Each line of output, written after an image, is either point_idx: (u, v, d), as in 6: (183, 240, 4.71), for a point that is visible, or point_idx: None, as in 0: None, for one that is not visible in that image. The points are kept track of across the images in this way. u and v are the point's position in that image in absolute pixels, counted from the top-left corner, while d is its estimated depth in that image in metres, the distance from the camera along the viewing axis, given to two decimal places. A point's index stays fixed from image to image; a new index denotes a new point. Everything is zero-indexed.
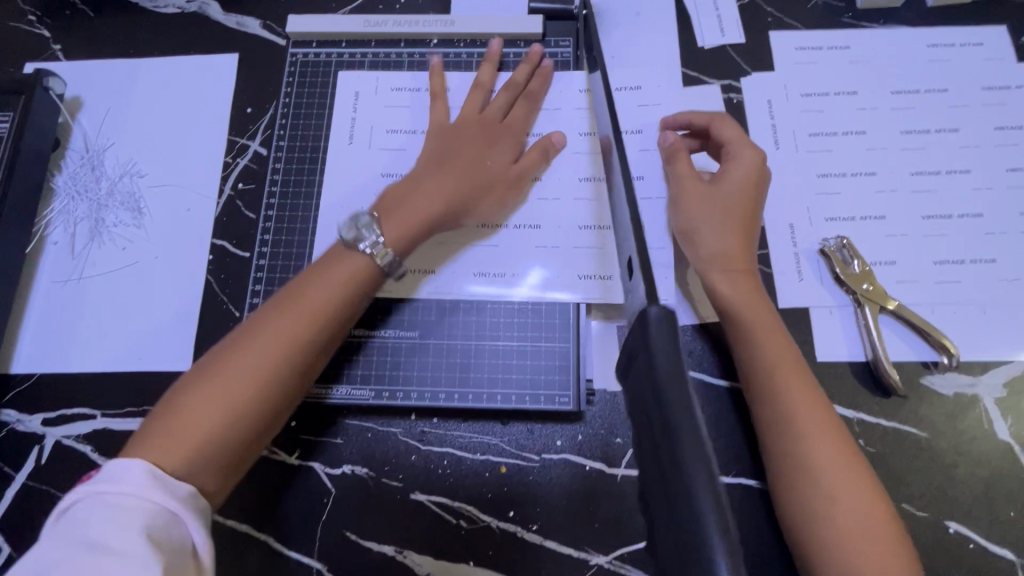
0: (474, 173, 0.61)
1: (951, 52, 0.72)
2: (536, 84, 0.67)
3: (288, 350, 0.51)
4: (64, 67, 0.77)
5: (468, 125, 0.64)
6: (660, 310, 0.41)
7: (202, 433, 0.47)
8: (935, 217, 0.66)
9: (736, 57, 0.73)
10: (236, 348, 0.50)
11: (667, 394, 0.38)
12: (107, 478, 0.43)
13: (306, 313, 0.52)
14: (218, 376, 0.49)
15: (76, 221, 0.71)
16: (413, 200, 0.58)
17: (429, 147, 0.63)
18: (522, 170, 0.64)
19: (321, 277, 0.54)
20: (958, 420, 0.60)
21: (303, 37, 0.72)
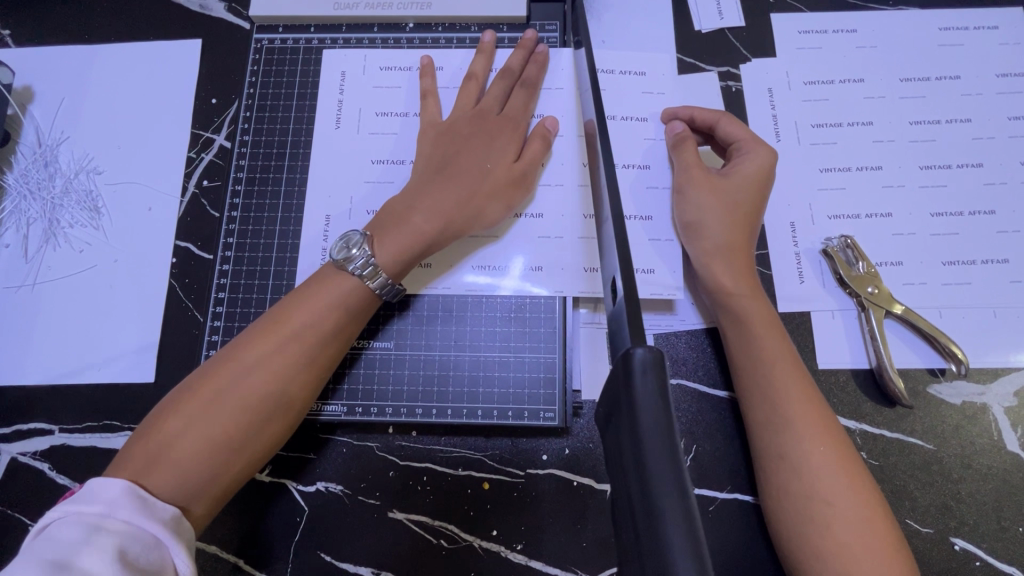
0: (475, 179, 0.56)
1: (964, 36, 0.67)
2: (533, 72, 0.62)
3: (275, 378, 0.48)
4: (13, 54, 0.72)
5: (463, 126, 0.59)
6: (649, 352, 0.33)
7: (186, 466, 0.45)
8: (944, 214, 0.62)
9: (735, 42, 0.68)
10: (220, 375, 0.47)
11: (650, 445, 0.31)
12: (91, 500, 0.42)
13: (292, 339, 0.49)
14: (200, 405, 0.46)
15: (28, 222, 0.66)
16: (412, 213, 0.54)
17: (423, 154, 0.59)
18: (527, 167, 0.58)
19: (307, 298, 0.51)
20: (966, 430, 0.57)
21: (269, 21, 0.67)
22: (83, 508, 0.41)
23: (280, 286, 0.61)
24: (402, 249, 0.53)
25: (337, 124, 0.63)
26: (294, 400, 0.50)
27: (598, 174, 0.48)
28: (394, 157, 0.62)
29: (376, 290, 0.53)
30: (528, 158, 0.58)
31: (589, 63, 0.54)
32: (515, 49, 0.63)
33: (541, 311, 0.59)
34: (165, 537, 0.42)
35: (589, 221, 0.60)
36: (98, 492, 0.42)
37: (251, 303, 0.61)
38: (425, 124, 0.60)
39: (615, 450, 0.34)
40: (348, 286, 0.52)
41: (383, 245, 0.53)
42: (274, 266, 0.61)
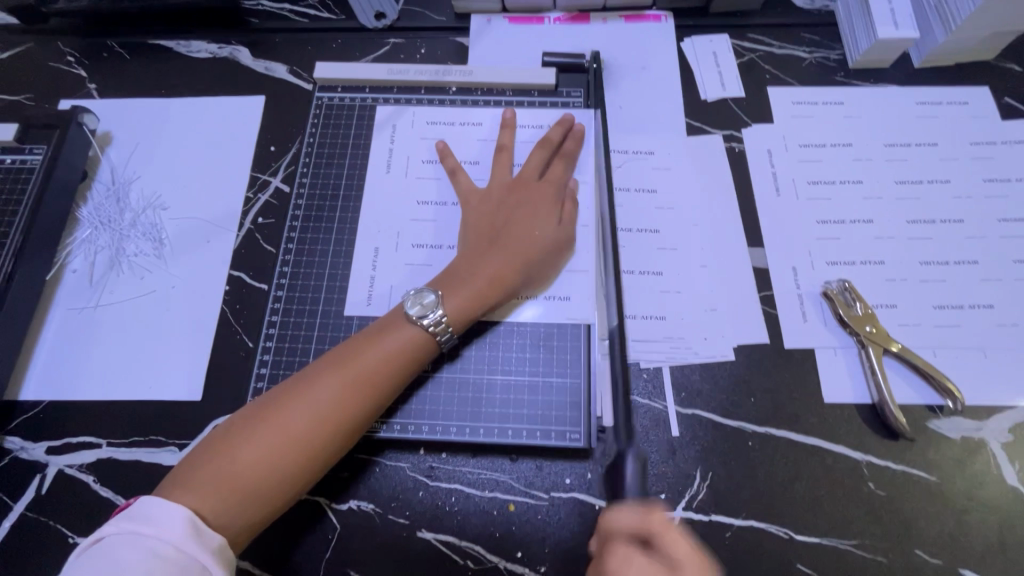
0: (528, 247, 0.62)
1: (939, 109, 0.77)
2: (571, 146, 0.70)
3: (339, 414, 0.53)
4: (98, 104, 0.81)
5: (504, 195, 0.66)
6: None
7: (242, 490, 0.48)
8: (932, 263, 0.68)
9: (737, 110, 0.77)
10: (292, 407, 0.52)
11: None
12: (145, 518, 0.44)
13: (360, 378, 0.54)
14: (270, 430, 0.50)
15: (96, 251, 0.73)
16: (471, 275, 0.60)
17: (471, 223, 0.65)
18: (569, 229, 0.65)
19: (380, 338, 0.57)
20: (967, 463, 0.60)
21: (330, 82, 0.76)
22: (137, 528, 0.44)
23: (328, 311, 0.66)
24: (466, 307, 0.59)
25: (388, 169, 0.71)
26: (346, 439, 0.54)
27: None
28: (437, 199, 0.69)
29: (441, 341, 0.58)
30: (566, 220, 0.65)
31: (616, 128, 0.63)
32: (554, 125, 0.71)
33: (567, 339, 0.64)
34: (209, 563, 0.44)
35: None
36: (161, 506, 0.45)
37: (301, 326, 0.66)
38: (465, 196, 0.67)
39: None
40: (411, 333, 0.57)
41: (450, 301, 0.59)
42: (324, 293, 0.67)
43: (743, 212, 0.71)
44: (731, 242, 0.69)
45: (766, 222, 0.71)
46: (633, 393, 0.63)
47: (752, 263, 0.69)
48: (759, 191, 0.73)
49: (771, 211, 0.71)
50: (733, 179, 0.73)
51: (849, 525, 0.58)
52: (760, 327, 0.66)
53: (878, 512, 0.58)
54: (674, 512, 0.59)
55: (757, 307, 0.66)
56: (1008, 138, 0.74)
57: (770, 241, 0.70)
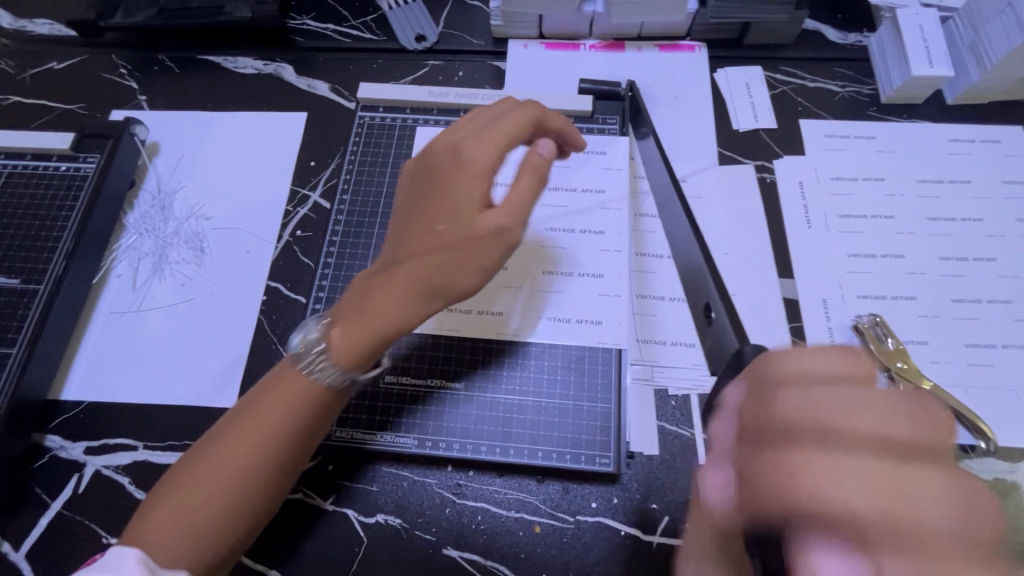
0: (417, 242, 0.53)
1: (972, 147, 0.77)
2: (536, 129, 0.68)
3: (256, 465, 0.48)
4: (147, 115, 0.84)
5: (425, 180, 0.56)
6: (754, 349, 0.48)
7: (195, 545, 0.45)
8: (964, 301, 0.68)
9: (769, 141, 0.78)
10: (202, 472, 0.47)
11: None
12: (108, 562, 0.43)
13: (265, 428, 0.48)
14: (184, 501, 0.46)
15: (140, 257, 0.75)
16: (372, 285, 0.51)
17: (397, 220, 0.56)
18: (518, 195, 0.54)
19: (274, 388, 0.50)
20: (999, 506, 0.59)
21: (372, 102, 0.78)
22: (102, 574, 0.42)
23: None
24: (394, 294, 0.51)
25: None
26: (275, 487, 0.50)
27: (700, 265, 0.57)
28: None
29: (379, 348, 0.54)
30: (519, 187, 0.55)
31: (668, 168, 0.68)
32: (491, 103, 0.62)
33: (599, 364, 0.65)
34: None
35: (642, 300, 0.68)
36: (117, 555, 0.43)
37: None
38: (404, 184, 0.59)
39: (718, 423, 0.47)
40: (301, 375, 0.50)
41: (376, 291, 0.51)
42: None
43: (774, 243, 0.72)
44: (761, 272, 0.70)
45: (796, 253, 0.71)
46: (662, 420, 0.64)
47: (782, 294, 0.69)
48: (790, 223, 0.73)
49: (802, 242, 0.72)
50: (764, 209, 0.74)
51: None
52: None
53: None
54: None
55: (787, 339, 0.67)
56: None
57: (801, 273, 0.70)
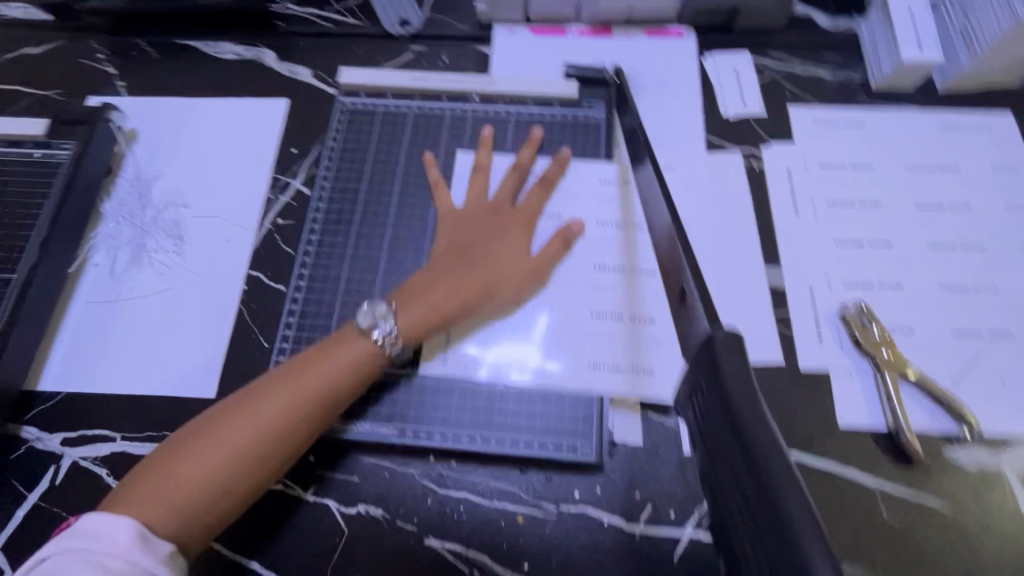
0: (490, 268, 0.63)
1: (962, 134, 0.76)
2: (553, 172, 0.70)
3: (283, 428, 0.53)
4: (125, 101, 0.82)
5: (478, 218, 0.67)
6: (728, 333, 0.40)
7: (204, 495, 0.50)
8: (951, 289, 0.67)
9: (758, 128, 0.77)
10: (233, 425, 0.52)
11: (749, 429, 0.34)
12: (87, 532, 0.45)
13: (306, 393, 0.54)
14: (216, 447, 0.51)
15: (118, 246, 0.74)
16: (427, 291, 0.61)
17: (444, 239, 0.66)
18: (540, 264, 0.65)
19: (325, 356, 0.57)
20: (982, 494, 0.59)
21: (353, 88, 0.77)
22: (77, 544, 0.45)
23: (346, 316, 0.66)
24: (418, 322, 0.60)
25: (407, 179, 0.72)
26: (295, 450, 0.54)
27: (671, 247, 0.54)
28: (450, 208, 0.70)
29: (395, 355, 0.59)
30: (546, 253, 0.66)
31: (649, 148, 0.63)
32: (524, 146, 0.72)
33: (582, 353, 0.64)
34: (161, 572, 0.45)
35: (628, 287, 0.66)
36: (116, 522, 0.46)
37: (316, 330, 0.66)
38: (443, 211, 0.68)
39: (718, 443, 0.36)
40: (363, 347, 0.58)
41: (404, 315, 0.60)
42: (341, 298, 0.67)
43: (761, 231, 0.71)
44: (748, 260, 0.69)
45: (783, 241, 0.71)
46: (647, 409, 0.63)
47: (769, 282, 0.69)
48: (777, 210, 0.72)
49: (789, 230, 0.71)
50: (752, 197, 0.73)
51: (860, 552, 0.57)
52: (776, 347, 0.65)
53: (890, 539, 0.58)
54: (683, 531, 0.58)
55: (773, 327, 0.66)
56: None
57: (787, 261, 0.70)
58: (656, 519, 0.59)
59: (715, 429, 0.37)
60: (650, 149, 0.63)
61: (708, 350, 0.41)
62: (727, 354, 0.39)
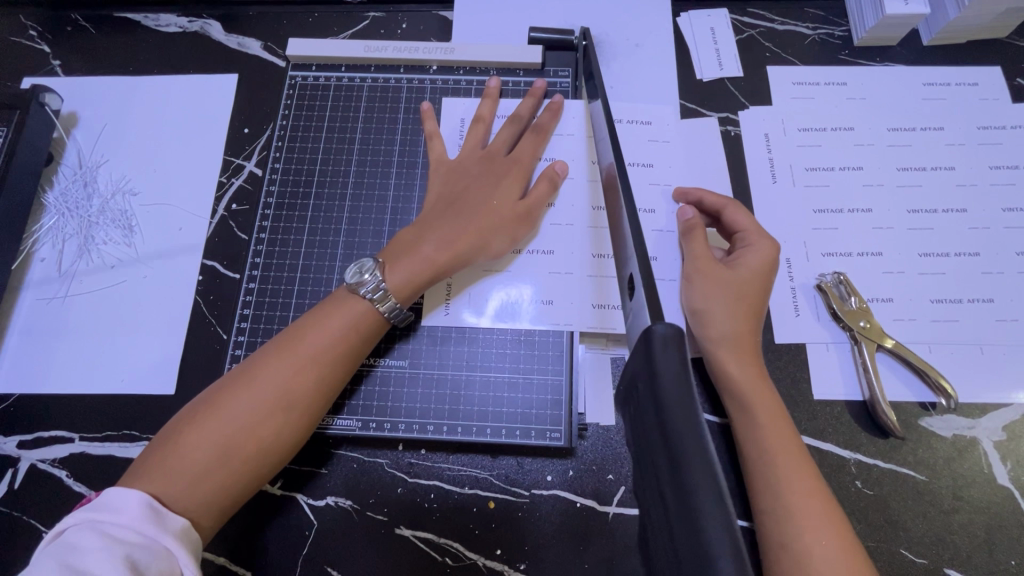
0: (482, 213, 0.59)
1: (947, 91, 0.73)
2: (545, 119, 0.65)
3: (279, 398, 0.50)
4: (62, 82, 0.77)
5: (471, 165, 0.62)
6: (669, 328, 0.35)
7: (200, 475, 0.46)
8: (931, 254, 0.65)
9: (734, 91, 0.73)
10: (221, 400, 0.49)
11: (682, 450, 0.31)
12: (105, 507, 0.43)
13: (299, 358, 0.51)
14: (207, 426, 0.48)
15: (65, 238, 0.70)
16: (419, 246, 0.57)
17: (434, 189, 0.62)
18: (531, 206, 0.61)
19: (318, 321, 0.53)
20: (957, 463, 0.59)
21: (303, 60, 0.72)
22: (97, 516, 0.42)
23: (303, 304, 0.64)
24: (409, 279, 0.56)
25: (363, 156, 0.68)
26: (294, 423, 0.51)
27: (618, 217, 0.48)
28: (410, 186, 0.67)
29: (387, 314, 0.55)
30: (533, 199, 0.61)
31: (604, 109, 0.55)
32: (526, 97, 0.67)
33: (550, 335, 0.62)
34: (175, 547, 0.42)
35: (598, 261, 0.63)
36: (119, 497, 0.43)
37: (273, 320, 0.63)
38: (435, 162, 0.64)
39: (642, 434, 0.34)
40: (356, 307, 0.54)
41: (393, 272, 0.56)
42: (298, 285, 0.64)
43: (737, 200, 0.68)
44: None
45: (760, 211, 0.68)
46: None
47: None
48: (754, 178, 0.69)
49: (767, 199, 0.68)
50: (728, 165, 0.70)
51: None
52: None
53: (866, 512, 0.57)
54: None
55: None
56: (1018, 121, 0.71)
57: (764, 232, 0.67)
58: (629, 499, 0.58)
59: (644, 439, 0.34)
60: (606, 109, 0.54)
61: (644, 345, 0.36)
62: (664, 355, 0.35)
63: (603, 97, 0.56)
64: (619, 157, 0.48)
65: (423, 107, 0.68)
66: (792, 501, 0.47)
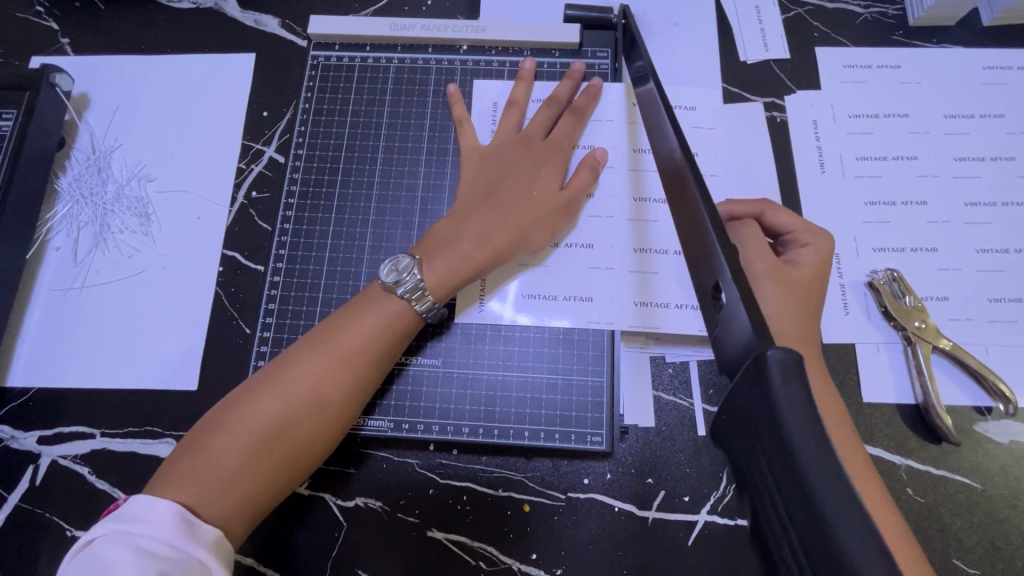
0: (521, 204, 0.55)
1: (1008, 75, 0.68)
2: (583, 103, 0.61)
3: (310, 399, 0.47)
4: (72, 62, 0.73)
5: (506, 153, 0.59)
6: (787, 354, 0.29)
7: (229, 479, 0.44)
8: (990, 251, 0.62)
9: (781, 74, 0.69)
10: (251, 400, 0.47)
11: (830, 513, 0.26)
12: (134, 518, 0.41)
13: (331, 357, 0.49)
14: (236, 427, 0.46)
15: (80, 227, 0.67)
16: (456, 240, 0.54)
17: (468, 178, 0.59)
18: (572, 196, 0.57)
19: (350, 318, 0.51)
20: (1012, 470, 0.56)
21: (325, 39, 0.68)
22: (127, 527, 0.40)
23: (329, 298, 0.61)
24: (447, 276, 0.53)
25: (390, 142, 0.65)
26: (325, 425, 0.48)
27: (688, 211, 0.44)
28: (440, 174, 0.64)
29: (424, 314, 0.52)
30: (574, 189, 0.58)
31: (657, 92, 0.51)
32: (563, 80, 0.63)
33: (589, 334, 0.59)
34: (208, 559, 0.41)
35: (640, 255, 0.59)
36: (157, 511, 0.41)
37: (299, 315, 0.61)
38: (466, 150, 0.61)
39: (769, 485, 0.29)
40: (391, 305, 0.51)
41: (430, 268, 0.53)
42: (324, 278, 0.61)
43: (784, 191, 0.65)
44: None
45: (808, 203, 0.64)
46: (658, 388, 0.59)
47: None
48: (801, 168, 0.66)
49: (815, 190, 0.65)
50: (773, 154, 0.66)
51: None
52: None
53: (917, 521, 0.55)
54: (698, 516, 0.55)
55: None
56: None
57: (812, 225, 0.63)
58: (670, 504, 0.56)
59: (772, 494, 0.29)
60: (660, 91, 0.50)
61: (756, 377, 0.30)
62: (787, 393, 0.29)
63: (653, 79, 0.53)
64: (686, 149, 0.44)
65: (451, 90, 0.64)
66: None
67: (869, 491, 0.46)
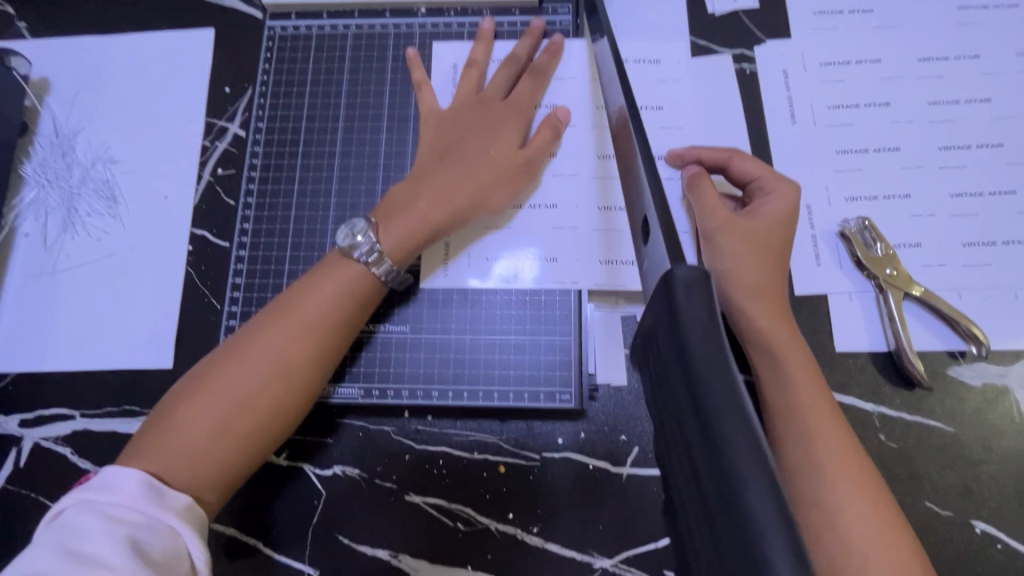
0: (479, 165, 0.55)
1: (984, 15, 0.66)
2: (544, 61, 0.60)
3: (270, 368, 0.47)
4: (29, 46, 0.72)
5: (465, 114, 0.58)
6: (693, 270, 0.33)
7: (191, 450, 0.44)
8: (964, 195, 0.61)
9: (750, 24, 0.67)
10: (211, 376, 0.47)
11: (712, 404, 0.28)
12: (104, 487, 0.41)
13: (290, 326, 0.49)
14: (198, 401, 0.46)
15: (48, 212, 0.67)
16: (413, 202, 0.54)
17: (426, 141, 0.58)
18: (532, 155, 0.57)
19: (311, 286, 0.51)
20: (986, 413, 0.56)
21: (282, 9, 0.67)
22: (98, 497, 0.41)
23: (296, 271, 0.61)
24: (404, 238, 0.52)
25: (349, 110, 0.64)
26: (289, 393, 0.48)
27: (632, 158, 0.43)
28: (401, 141, 0.63)
29: (382, 277, 0.52)
30: (533, 148, 0.57)
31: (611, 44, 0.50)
32: (523, 38, 0.62)
33: (557, 295, 0.59)
34: (178, 525, 0.41)
35: (605, 214, 0.59)
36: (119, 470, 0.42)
37: (267, 288, 0.61)
38: (425, 112, 0.60)
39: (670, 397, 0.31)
40: (351, 271, 0.51)
41: (389, 231, 0.53)
42: (290, 251, 0.61)
43: (754, 144, 0.64)
44: None
45: (779, 154, 0.63)
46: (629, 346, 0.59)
47: None
48: (772, 119, 0.64)
49: (786, 141, 0.64)
50: (743, 106, 0.65)
51: None
52: None
53: (890, 465, 0.55)
54: None
55: None
56: None
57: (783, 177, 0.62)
58: (643, 459, 0.56)
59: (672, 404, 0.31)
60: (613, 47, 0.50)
61: (665, 293, 0.34)
62: (688, 297, 0.33)
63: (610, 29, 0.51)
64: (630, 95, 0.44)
65: (408, 53, 0.63)
66: (823, 457, 0.45)
67: (830, 429, 0.46)
